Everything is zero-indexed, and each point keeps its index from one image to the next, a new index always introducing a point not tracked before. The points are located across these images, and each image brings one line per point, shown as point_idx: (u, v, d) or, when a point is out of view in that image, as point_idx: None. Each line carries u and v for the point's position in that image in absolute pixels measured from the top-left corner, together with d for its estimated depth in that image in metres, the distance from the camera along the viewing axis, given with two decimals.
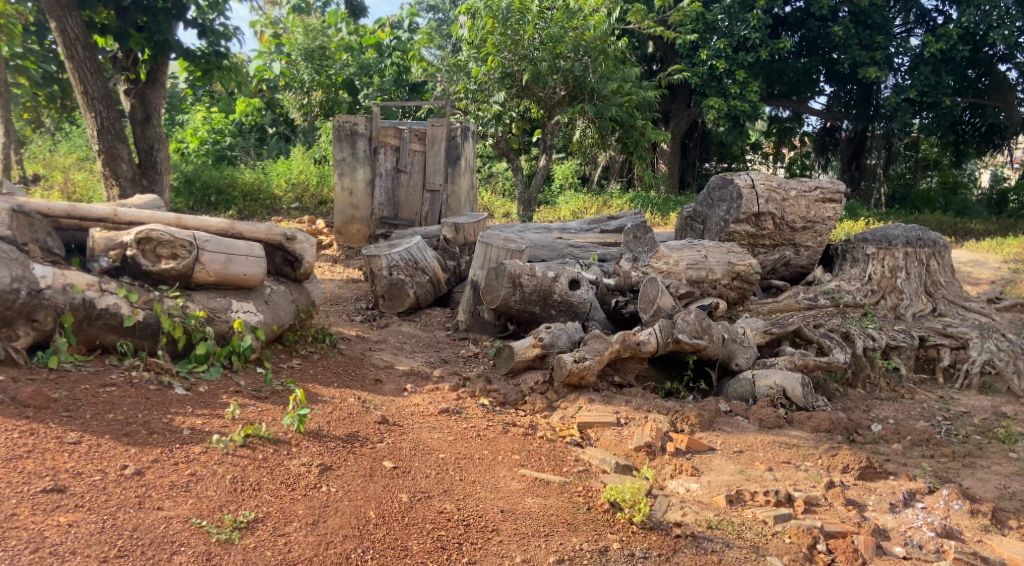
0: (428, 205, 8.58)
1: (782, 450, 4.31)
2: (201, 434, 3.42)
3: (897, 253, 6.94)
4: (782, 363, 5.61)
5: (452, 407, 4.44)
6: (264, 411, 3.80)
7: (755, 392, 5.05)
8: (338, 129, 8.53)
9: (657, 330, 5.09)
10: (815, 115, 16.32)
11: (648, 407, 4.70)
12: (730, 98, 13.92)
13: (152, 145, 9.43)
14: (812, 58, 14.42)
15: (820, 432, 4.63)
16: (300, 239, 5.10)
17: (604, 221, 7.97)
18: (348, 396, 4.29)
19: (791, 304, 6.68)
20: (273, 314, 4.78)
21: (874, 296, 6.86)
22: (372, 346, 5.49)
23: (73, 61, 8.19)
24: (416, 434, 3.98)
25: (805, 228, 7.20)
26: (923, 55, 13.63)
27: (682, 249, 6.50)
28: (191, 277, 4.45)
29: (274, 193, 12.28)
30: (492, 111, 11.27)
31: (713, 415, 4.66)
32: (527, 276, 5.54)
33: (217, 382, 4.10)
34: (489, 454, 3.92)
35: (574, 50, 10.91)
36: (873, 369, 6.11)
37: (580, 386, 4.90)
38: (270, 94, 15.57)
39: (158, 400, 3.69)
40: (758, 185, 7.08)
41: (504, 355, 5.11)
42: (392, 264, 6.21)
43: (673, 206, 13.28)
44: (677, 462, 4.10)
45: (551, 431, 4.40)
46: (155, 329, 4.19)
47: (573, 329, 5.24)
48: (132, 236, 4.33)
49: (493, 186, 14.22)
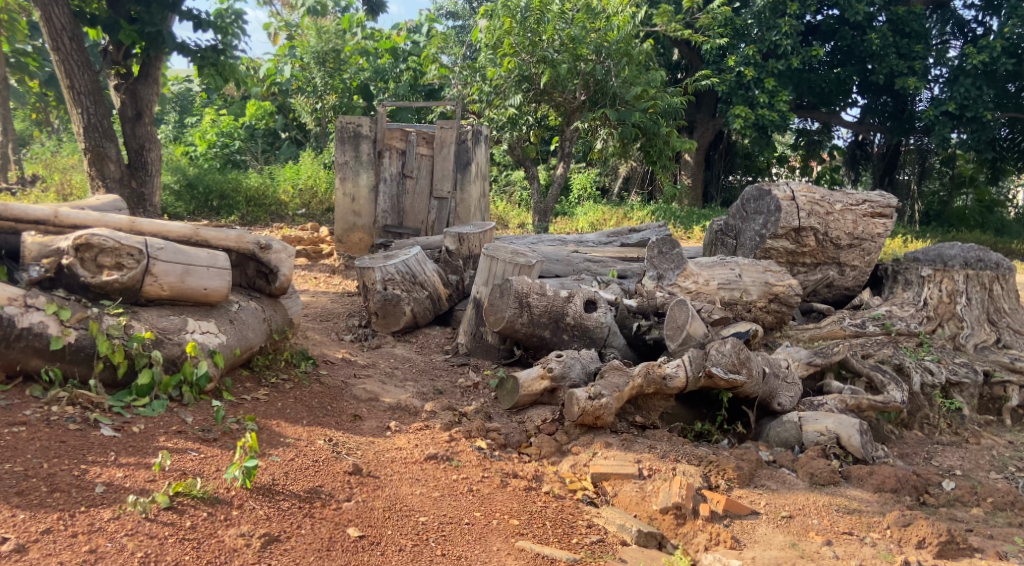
0: (436, 213, 7.89)
1: (842, 517, 3.57)
2: (116, 494, 2.74)
3: (956, 275, 6.13)
4: (831, 402, 4.82)
5: (441, 452, 3.71)
6: (207, 459, 3.11)
7: (803, 438, 4.32)
8: (341, 130, 7.82)
9: (686, 362, 4.37)
10: (846, 128, 15.38)
11: (676, 456, 3.93)
12: (759, 107, 13.08)
13: (142, 145, 8.63)
14: (846, 68, 13.57)
15: (885, 493, 3.85)
16: (275, 248, 4.42)
17: (624, 233, 7.24)
18: (317, 437, 3.59)
19: (834, 330, 5.89)
20: (238, 335, 4.08)
21: (930, 324, 6.05)
22: (358, 372, 4.78)
23: (57, 52, 7.50)
24: (394, 489, 3.27)
25: (851, 245, 6.40)
26: (963, 66, 12.67)
27: (713, 267, 5.74)
28: (141, 291, 3.78)
29: (280, 199, 11.63)
30: (508, 114, 10.57)
31: (754, 467, 3.92)
32: (536, 295, 4.83)
33: (157, 420, 3.40)
34: (480, 517, 3.19)
35: (596, 52, 10.16)
36: (932, 409, 5.35)
37: (595, 426, 4.13)
38: (282, 98, 15.08)
39: (75, 444, 3.02)
40: (799, 197, 6.29)
41: (508, 387, 4.41)
42: (387, 277, 5.52)
43: (698, 220, 12.52)
44: (713, 529, 3.37)
45: (559, 485, 3.69)
46: (89, 353, 3.53)
47: (588, 357, 4.50)
48: (70, 241, 3.65)
49: (509, 196, 13.50)
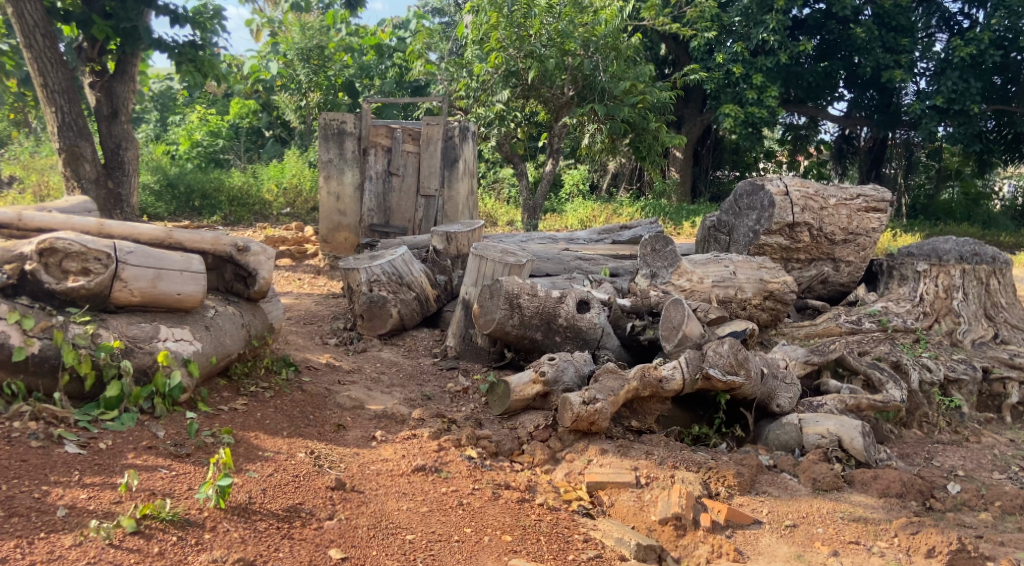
0: (422, 211, 7.69)
1: (847, 524, 3.42)
2: (78, 518, 2.56)
3: (952, 270, 5.98)
4: (831, 402, 4.68)
5: (430, 462, 3.54)
6: (179, 477, 2.94)
7: (804, 441, 4.18)
8: (324, 127, 7.61)
9: (683, 364, 4.20)
10: (833, 121, 15.27)
11: (674, 463, 3.77)
12: (747, 103, 12.95)
13: (119, 144, 8.36)
14: (833, 62, 13.45)
15: (891, 499, 3.70)
16: (253, 249, 4.18)
17: (615, 230, 7.09)
18: (299, 450, 3.41)
19: (831, 327, 5.73)
20: (215, 342, 3.88)
21: (927, 320, 5.89)
22: (343, 378, 4.59)
23: (30, 50, 7.22)
24: (379, 504, 3.10)
25: (846, 240, 6.27)
26: (950, 60, 12.55)
27: (706, 264, 5.60)
28: (109, 297, 3.58)
29: (264, 198, 11.40)
30: (495, 110, 10.37)
31: (754, 473, 3.78)
32: (526, 295, 4.66)
33: (126, 434, 3.22)
34: (470, 533, 3.02)
35: (584, 47, 9.99)
36: (931, 407, 5.23)
37: (590, 432, 3.97)
38: (266, 95, 14.77)
39: (36, 463, 2.84)
40: (793, 191, 6.15)
41: (499, 392, 4.24)
42: (372, 279, 5.34)
43: (687, 216, 12.39)
44: (714, 541, 3.24)
45: (553, 496, 3.53)
46: (54, 364, 3.35)
47: (581, 360, 4.33)
48: (33, 246, 3.47)
49: (497, 193, 13.34)
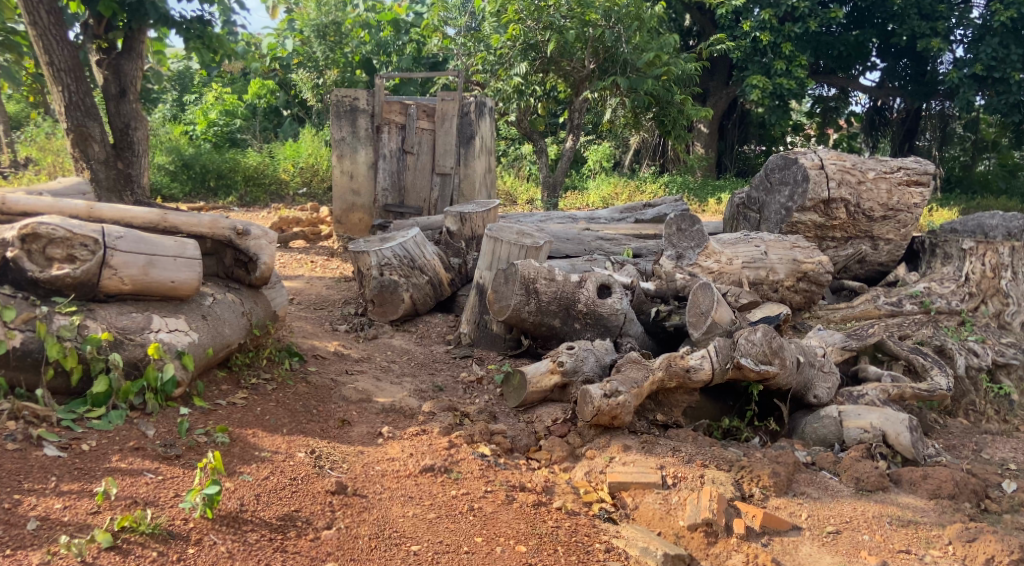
0: (438, 190, 7.40)
1: (896, 531, 3.13)
2: (50, 533, 2.35)
3: (1001, 248, 5.43)
4: (872, 393, 4.34)
5: (439, 462, 3.28)
6: (166, 482, 2.72)
7: (844, 435, 3.89)
8: (336, 104, 7.31)
9: (713, 353, 3.89)
10: (864, 92, 14.64)
11: (704, 461, 3.49)
12: (775, 75, 12.41)
13: (128, 124, 8.02)
14: (865, 30, 12.86)
15: (942, 500, 3.38)
16: (253, 233, 3.94)
17: (639, 208, 6.78)
18: (298, 449, 3.17)
19: (869, 310, 5.32)
20: (213, 333, 3.64)
21: (973, 302, 5.41)
22: (351, 368, 4.35)
23: (35, 27, 6.81)
24: (383, 510, 2.86)
25: (885, 217, 5.86)
26: (990, 25, 11.94)
27: (737, 244, 5.24)
28: (97, 286, 3.34)
29: (279, 178, 11.16)
30: (513, 84, 9.97)
31: (791, 471, 3.48)
32: (544, 279, 4.38)
33: (112, 434, 2.99)
34: (482, 544, 2.77)
35: (605, 17, 9.49)
36: (978, 394, 4.90)
37: (612, 426, 3.70)
38: (282, 73, 14.43)
39: (11, 468, 2.64)
40: (829, 165, 5.80)
41: (514, 384, 3.98)
42: (383, 262, 5.07)
43: (712, 191, 12.01)
44: (750, 550, 2.98)
45: (572, 498, 3.27)
46: (37, 358, 3.13)
47: (603, 349, 4.06)
48: (15, 231, 3.22)
49: (517, 171, 13.02)
